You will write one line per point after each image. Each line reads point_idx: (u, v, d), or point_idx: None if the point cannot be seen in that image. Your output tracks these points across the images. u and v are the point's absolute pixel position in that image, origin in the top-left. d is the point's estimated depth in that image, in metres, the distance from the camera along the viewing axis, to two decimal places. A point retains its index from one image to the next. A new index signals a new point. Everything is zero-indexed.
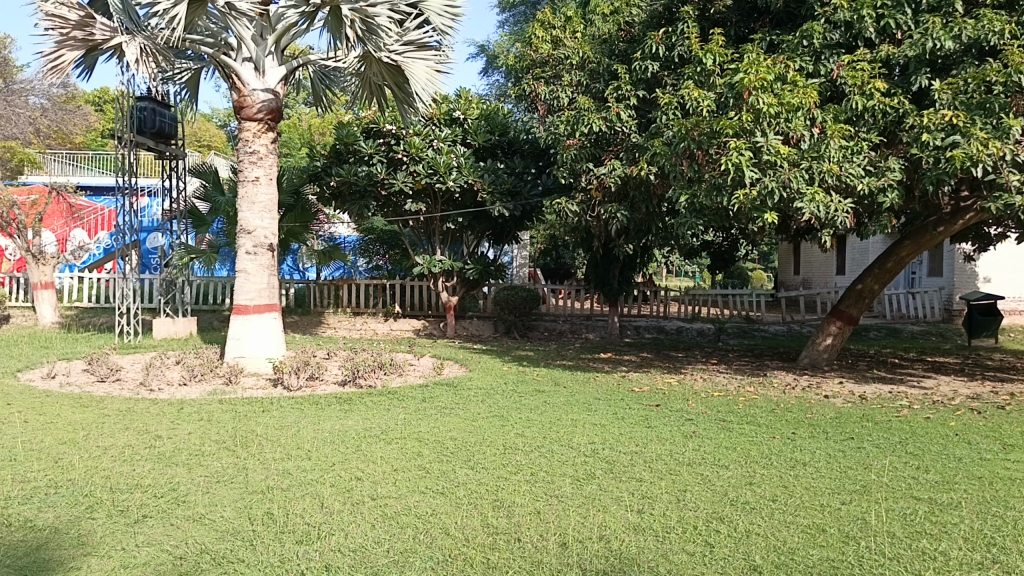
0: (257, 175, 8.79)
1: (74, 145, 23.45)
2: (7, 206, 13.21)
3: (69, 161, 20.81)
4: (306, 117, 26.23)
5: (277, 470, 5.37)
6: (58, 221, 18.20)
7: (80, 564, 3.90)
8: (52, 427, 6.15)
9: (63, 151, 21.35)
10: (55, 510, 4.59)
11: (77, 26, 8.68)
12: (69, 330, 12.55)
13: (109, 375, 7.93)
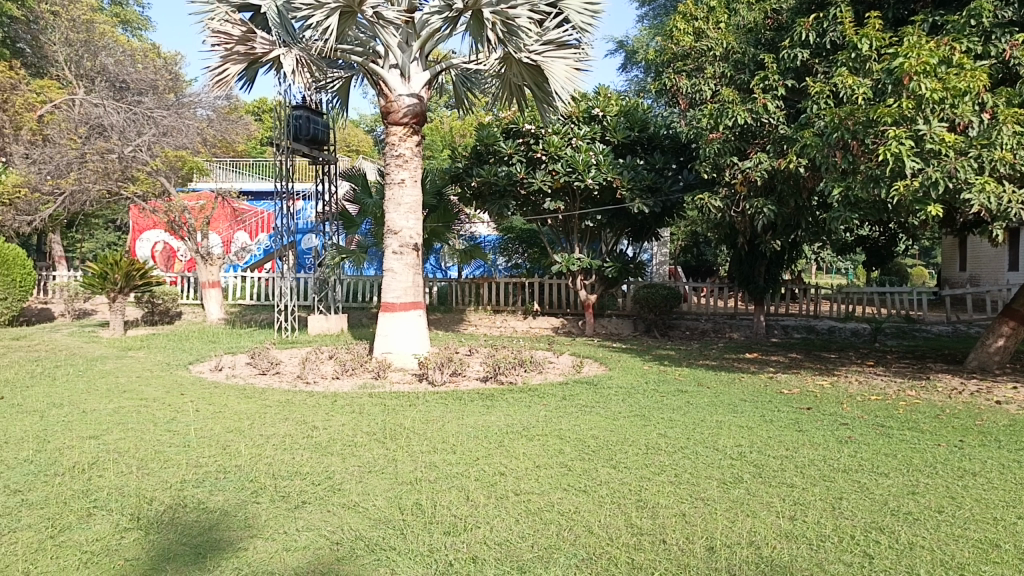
0: (403, 177, 9.09)
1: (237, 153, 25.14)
2: (179, 211, 14.24)
3: (231, 168, 22.31)
4: (447, 119, 26.99)
5: (425, 462, 5.53)
6: (223, 224, 19.44)
7: (248, 545, 4.17)
8: (221, 416, 6.61)
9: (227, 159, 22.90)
10: (224, 493, 4.93)
11: (240, 41, 9.34)
12: (233, 326, 13.44)
13: (269, 368, 8.44)
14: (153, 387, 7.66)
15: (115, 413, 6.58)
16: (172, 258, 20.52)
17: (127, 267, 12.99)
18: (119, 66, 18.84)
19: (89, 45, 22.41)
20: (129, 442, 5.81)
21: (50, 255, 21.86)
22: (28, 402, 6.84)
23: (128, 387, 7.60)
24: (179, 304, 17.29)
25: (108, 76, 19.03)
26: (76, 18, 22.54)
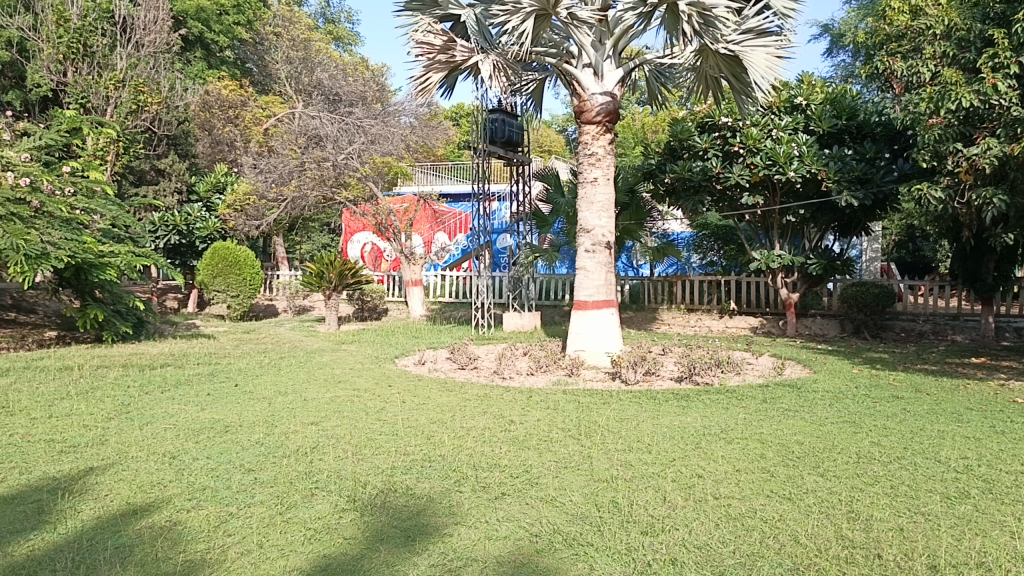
0: (596, 176, 9.12)
1: (438, 158, 26.41)
2: (385, 214, 15.24)
3: (432, 172, 23.45)
4: (640, 116, 26.85)
5: (620, 461, 5.51)
6: (425, 225, 20.44)
7: (453, 532, 4.36)
8: (425, 407, 6.96)
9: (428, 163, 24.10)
10: (430, 481, 5.18)
11: (441, 50, 9.76)
12: (434, 322, 14.15)
13: (468, 363, 8.77)
14: (365, 378, 8.22)
15: (332, 402, 7.11)
16: (379, 258, 21.83)
17: (340, 266, 13.96)
18: (332, 79, 20.34)
19: (306, 61, 24.37)
20: (345, 428, 6.26)
21: (275, 256, 24.03)
22: (259, 389, 7.57)
23: (343, 377, 8.20)
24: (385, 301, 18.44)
25: (324, 90, 20.63)
26: (295, 37, 24.63)
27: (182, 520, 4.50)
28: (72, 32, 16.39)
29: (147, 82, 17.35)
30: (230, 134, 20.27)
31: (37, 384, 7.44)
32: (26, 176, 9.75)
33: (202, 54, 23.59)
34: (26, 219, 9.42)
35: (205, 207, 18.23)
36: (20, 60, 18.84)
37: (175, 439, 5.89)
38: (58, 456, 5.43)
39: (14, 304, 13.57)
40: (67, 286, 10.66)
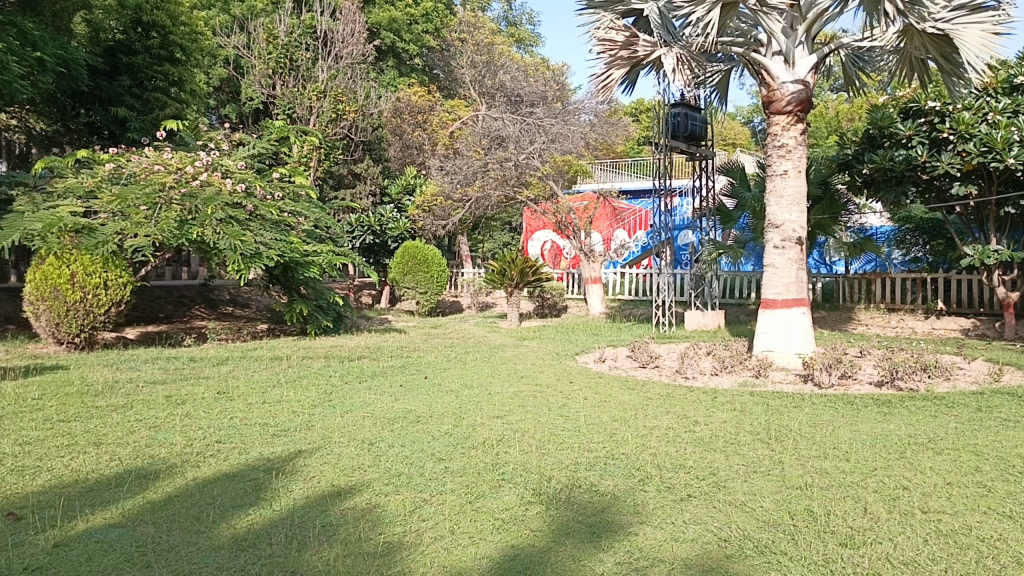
0: (786, 168, 8.75)
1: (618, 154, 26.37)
2: (566, 212, 15.48)
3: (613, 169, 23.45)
4: (833, 105, 25.47)
5: (814, 467, 5.25)
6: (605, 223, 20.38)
7: (638, 531, 4.32)
8: (607, 405, 6.96)
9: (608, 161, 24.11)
10: (614, 478, 5.17)
11: (623, 46, 9.78)
12: (614, 320, 14.13)
13: (649, 362, 8.67)
14: (547, 373, 8.33)
15: (516, 396, 7.26)
16: (559, 256, 22.00)
17: (522, 264, 14.25)
18: (515, 81, 20.81)
19: (490, 65, 24.73)
20: (529, 423, 6.37)
21: (460, 254, 24.92)
22: (447, 381, 7.89)
23: (526, 373, 8.37)
24: (565, 298, 18.67)
25: (506, 91, 21.19)
26: (480, 42, 25.42)
27: (381, 503, 4.76)
28: (280, 48, 18.22)
29: (346, 91, 18.54)
30: (420, 138, 21.22)
31: (251, 372, 8.15)
32: (242, 181, 10.71)
33: (394, 63, 24.96)
34: (242, 221, 10.35)
35: (395, 209, 19.18)
36: (236, 77, 20.68)
37: (372, 426, 6.25)
38: (272, 439, 5.91)
39: (230, 300, 14.96)
40: (277, 283, 11.59)
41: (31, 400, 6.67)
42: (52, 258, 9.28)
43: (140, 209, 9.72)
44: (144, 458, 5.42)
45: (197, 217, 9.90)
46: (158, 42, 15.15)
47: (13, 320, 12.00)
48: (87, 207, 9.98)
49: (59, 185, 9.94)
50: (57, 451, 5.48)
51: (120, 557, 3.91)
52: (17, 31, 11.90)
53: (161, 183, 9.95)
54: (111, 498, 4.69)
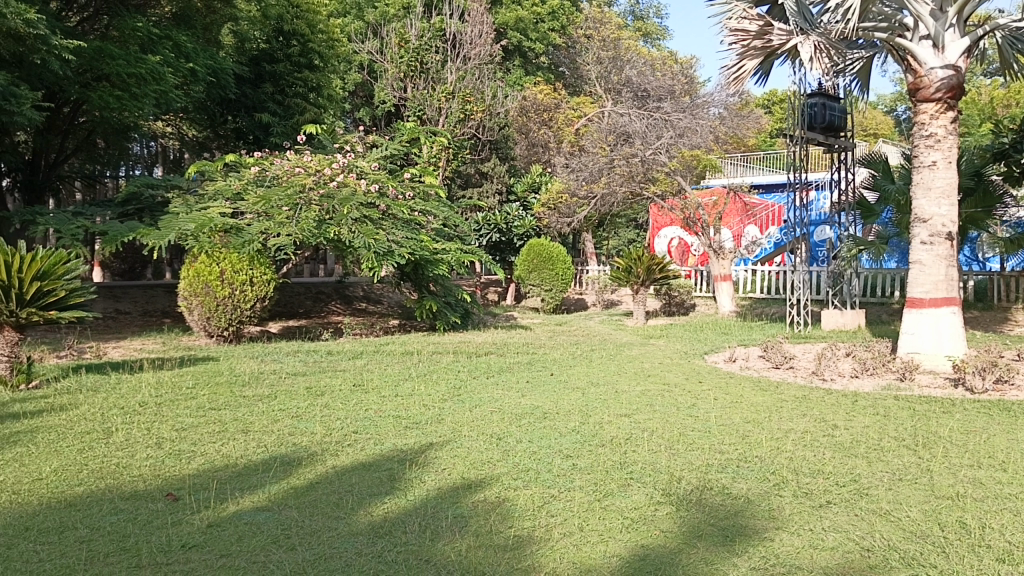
0: (935, 159, 8.25)
1: (749, 148, 25.60)
2: (694, 208, 15.07)
3: (744, 163, 22.75)
4: (987, 90, 23.79)
5: (968, 477, 4.93)
6: (735, 219, 19.82)
7: (774, 537, 4.18)
8: (739, 406, 6.77)
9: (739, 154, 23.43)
10: (747, 482, 5.02)
11: (757, 35, 9.55)
12: (746, 319, 13.80)
13: (783, 363, 8.38)
14: (675, 373, 8.20)
15: (643, 395, 7.19)
16: (686, 253, 21.57)
17: (648, 261, 14.10)
18: (641, 76, 20.47)
19: (616, 61, 24.53)
20: (657, 423, 6.28)
21: (584, 252, 24.88)
22: (573, 379, 7.90)
23: (653, 371, 8.26)
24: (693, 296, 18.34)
25: (632, 86, 20.87)
26: (606, 38, 25.31)
27: (510, 497, 4.82)
28: (411, 51, 19.05)
29: (473, 92, 18.88)
30: (545, 136, 21.32)
31: (384, 366, 8.43)
32: (376, 182, 11.06)
33: (520, 62, 25.22)
34: (376, 220, 10.74)
35: (521, 206, 19.44)
36: (368, 81, 21.41)
37: (500, 421, 6.34)
38: (404, 431, 6.10)
39: (364, 296, 15.54)
40: (407, 280, 11.93)
41: (185, 388, 7.16)
42: (204, 256, 9.95)
43: (283, 209, 10.25)
44: (286, 446, 5.70)
45: (334, 217, 10.37)
46: (298, 50, 16.11)
47: (169, 313, 12.90)
48: (235, 208, 10.61)
49: (210, 188, 10.62)
50: (209, 437, 5.85)
51: (268, 539, 4.13)
52: (172, 44, 12.79)
53: (302, 185, 10.44)
54: (258, 483, 4.97)
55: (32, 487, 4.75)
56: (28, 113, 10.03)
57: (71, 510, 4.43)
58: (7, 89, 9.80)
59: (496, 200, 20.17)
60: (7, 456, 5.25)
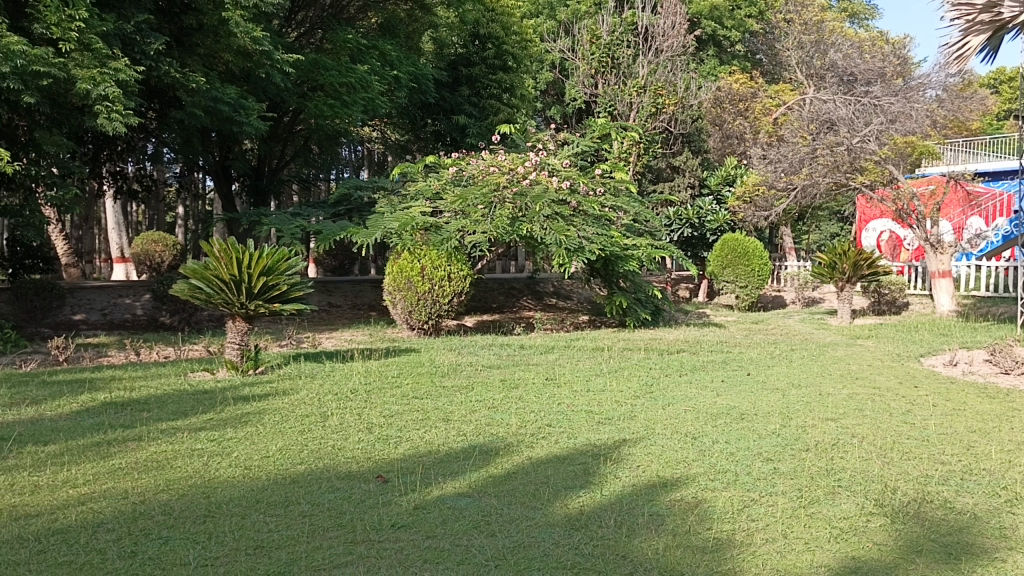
0: None
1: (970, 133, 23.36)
2: (908, 198, 14.00)
3: (965, 149, 20.80)
4: None
5: None
6: (956, 209, 18.15)
7: (1006, 558, 3.80)
8: (962, 414, 6.21)
9: (959, 139, 21.47)
10: (974, 497, 4.59)
11: (984, 9, 9.03)
12: (969, 318, 12.84)
13: (1014, 368, 7.59)
14: (886, 376, 7.66)
15: (852, 399, 6.77)
16: (898, 247, 20.05)
17: (855, 256, 13.23)
18: (848, 59, 19.15)
19: (820, 45, 23.04)
20: (867, 428, 5.90)
21: (781, 246, 23.80)
22: (771, 379, 7.58)
23: (861, 374, 7.76)
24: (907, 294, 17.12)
25: (837, 70, 19.59)
26: (808, 21, 23.96)
27: (707, 498, 4.69)
28: (603, 48, 19.04)
29: (666, 84, 18.63)
30: (740, 127, 20.53)
31: (575, 361, 8.50)
32: (567, 179, 11.12)
33: (714, 51, 24.71)
34: (567, 217, 10.83)
35: (716, 200, 19.07)
36: (560, 79, 21.99)
37: (695, 421, 6.20)
38: (597, 426, 6.11)
39: (555, 292, 15.71)
40: (598, 276, 11.96)
41: (391, 377, 7.60)
42: (406, 253, 10.55)
43: (478, 207, 10.60)
44: (485, 436, 5.89)
45: (527, 214, 10.57)
46: (494, 52, 16.83)
47: (374, 307, 13.73)
48: (434, 207, 11.10)
49: (412, 189, 11.20)
50: (413, 424, 6.16)
51: (469, 524, 4.28)
52: (378, 53, 13.62)
53: (497, 183, 10.74)
54: (459, 470, 5.16)
55: (261, 463, 5.22)
56: (255, 123, 11.05)
57: (294, 486, 4.82)
58: (237, 101, 10.85)
59: (688, 193, 19.97)
60: (240, 435, 5.80)
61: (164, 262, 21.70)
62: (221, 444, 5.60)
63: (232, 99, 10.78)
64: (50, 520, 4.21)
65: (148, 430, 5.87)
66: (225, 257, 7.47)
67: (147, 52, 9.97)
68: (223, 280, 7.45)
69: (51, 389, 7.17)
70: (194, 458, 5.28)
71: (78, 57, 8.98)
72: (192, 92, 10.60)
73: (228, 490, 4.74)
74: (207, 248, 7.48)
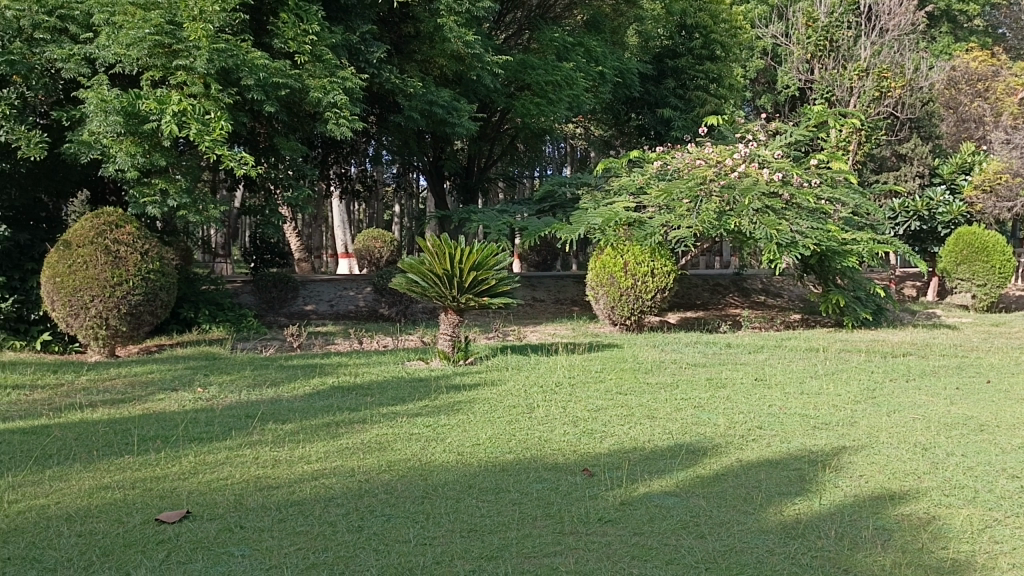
0: None
1: None
2: None
3: None
4: None
5: None
6: None
7: None
8: None
9: None
10: None
11: None
12: None
13: None
14: None
15: None
16: None
17: None
18: None
19: None
20: None
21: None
22: (1018, 389, 6.80)
23: None
24: None
25: None
26: None
27: (942, 515, 4.30)
28: (820, 30, 17.99)
29: (892, 66, 17.40)
30: (979, 109, 18.06)
31: (789, 362, 8.10)
32: (779, 170, 10.66)
33: (948, 27, 22.89)
34: (779, 210, 10.36)
35: (949, 189, 17.54)
36: (772, 66, 21.71)
37: (926, 431, 5.70)
38: (813, 431, 5.79)
39: (763, 289, 15.05)
40: (812, 272, 11.37)
41: (595, 372, 7.65)
42: (610, 249, 10.59)
43: (684, 202, 10.41)
44: (692, 435, 5.76)
45: (735, 208, 10.24)
46: (701, 42, 16.47)
47: (577, 302, 13.88)
48: (637, 202, 11.03)
49: (615, 184, 11.19)
50: (618, 420, 6.15)
51: (678, 524, 4.20)
52: (584, 50, 13.76)
53: (703, 177, 10.49)
54: (666, 468, 5.09)
55: (473, 450, 5.43)
56: (466, 124, 11.48)
57: (504, 474, 4.96)
58: (450, 103, 11.34)
59: (915, 183, 20.52)
60: (453, 422, 6.07)
61: (382, 257, 23.19)
62: (436, 429, 5.88)
63: (445, 101, 11.29)
64: (289, 492, 4.61)
65: (372, 414, 6.29)
66: (438, 251, 7.86)
67: (370, 60, 10.71)
68: (437, 274, 7.86)
69: (287, 372, 7.89)
70: (413, 442, 5.59)
71: (311, 68, 9.81)
72: (410, 96, 11.24)
73: (443, 473, 4.97)
74: (422, 244, 7.91)
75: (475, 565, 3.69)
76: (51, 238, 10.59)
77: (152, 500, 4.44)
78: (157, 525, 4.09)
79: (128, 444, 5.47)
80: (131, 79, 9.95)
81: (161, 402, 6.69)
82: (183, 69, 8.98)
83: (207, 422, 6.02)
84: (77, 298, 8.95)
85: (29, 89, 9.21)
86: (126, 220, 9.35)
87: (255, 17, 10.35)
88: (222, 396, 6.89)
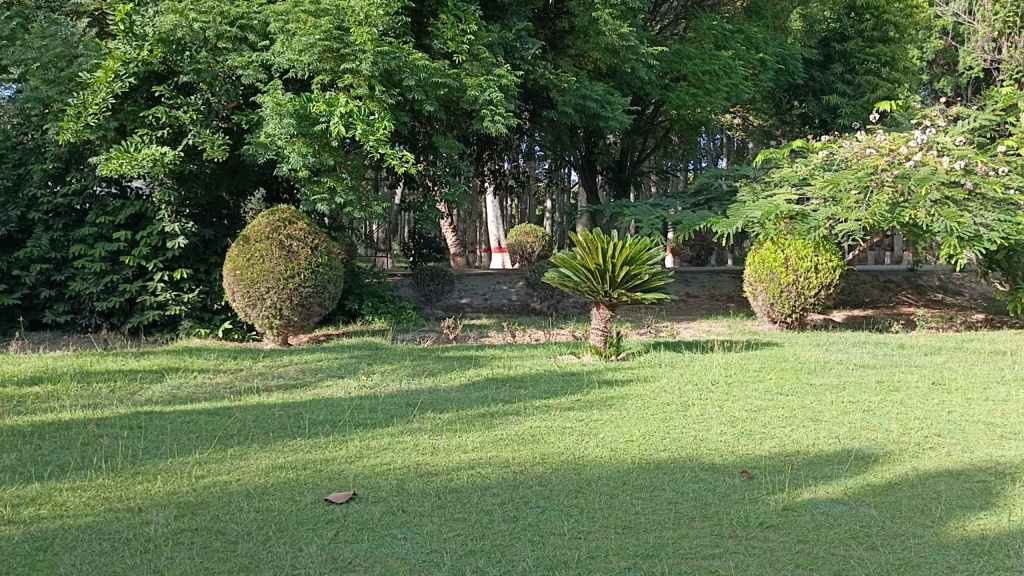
0: None
1: None
2: None
3: None
4: None
5: None
6: None
7: None
8: None
9: None
10: None
11: None
12: None
13: None
14: None
15: None
16: None
17: None
18: None
19: None
20: None
21: None
22: None
23: None
24: None
25: None
26: None
27: None
28: (1009, 6, 16.45)
29: None
30: None
31: (971, 366, 7.49)
32: (961, 158, 9.91)
33: None
34: (960, 201, 9.61)
35: None
36: (953, 46, 20.18)
37: None
38: (999, 441, 5.32)
39: (940, 286, 14.02)
40: (998, 269, 10.51)
41: (754, 372, 7.38)
42: (770, 243, 10.32)
43: (852, 193, 9.82)
44: (861, 440, 5.44)
45: (910, 199, 9.56)
46: (872, 23, 15.56)
47: (733, 298, 13.45)
48: (801, 194, 10.53)
49: (776, 175, 10.74)
50: (778, 421, 5.91)
51: (847, 533, 3.98)
52: (743, 38, 13.32)
53: (874, 166, 9.88)
54: (833, 474, 4.84)
55: (627, 447, 5.38)
56: (620, 117, 11.38)
57: (659, 472, 4.88)
58: (604, 97, 11.30)
59: None
60: (606, 417, 6.03)
61: (534, 252, 23.44)
62: (589, 424, 5.87)
63: (598, 95, 11.25)
64: (448, 479, 4.74)
65: (526, 406, 6.38)
66: (590, 245, 7.84)
67: (525, 57, 10.83)
68: (589, 269, 7.83)
69: (444, 363, 8.12)
70: (566, 436, 5.61)
71: (468, 67, 10.04)
72: (563, 91, 11.27)
73: (597, 468, 4.96)
74: (574, 238, 7.91)
75: (631, 563, 3.64)
76: (231, 234, 11.40)
77: (322, 481, 4.69)
78: (327, 505, 4.32)
79: (300, 428, 5.81)
80: (303, 83, 10.56)
81: (329, 389, 7.07)
82: (350, 72, 9.42)
83: (372, 409, 6.29)
84: (254, 290, 9.60)
85: (214, 95, 9.94)
86: (297, 216, 9.94)
87: (416, 19, 10.75)
88: (384, 384, 7.19)
